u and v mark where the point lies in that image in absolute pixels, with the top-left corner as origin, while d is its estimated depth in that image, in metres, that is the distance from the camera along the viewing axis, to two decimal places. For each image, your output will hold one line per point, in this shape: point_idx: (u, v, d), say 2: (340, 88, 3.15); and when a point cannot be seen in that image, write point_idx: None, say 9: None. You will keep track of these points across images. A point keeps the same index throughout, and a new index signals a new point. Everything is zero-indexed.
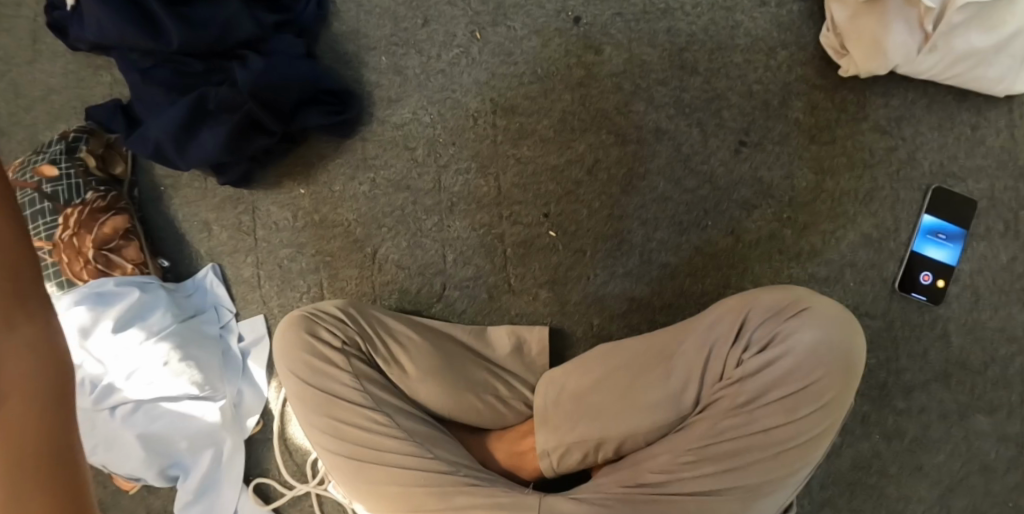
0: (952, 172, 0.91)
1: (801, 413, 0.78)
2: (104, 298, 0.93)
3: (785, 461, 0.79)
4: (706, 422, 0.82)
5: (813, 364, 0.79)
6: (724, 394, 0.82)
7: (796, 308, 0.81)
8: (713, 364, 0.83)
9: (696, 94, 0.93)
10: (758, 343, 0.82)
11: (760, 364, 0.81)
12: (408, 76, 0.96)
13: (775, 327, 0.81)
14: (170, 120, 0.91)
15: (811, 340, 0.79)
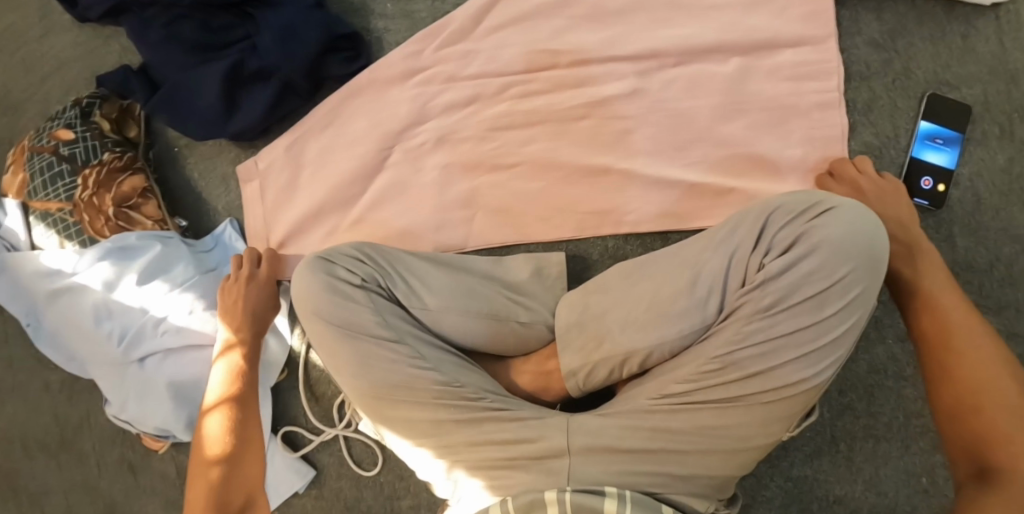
0: (946, 80, 0.95)
1: (829, 311, 0.76)
2: (128, 253, 0.95)
3: (812, 361, 0.77)
4: (730, 329, 0.79)
5: (839, 261, 0.75)
6: (747, 299, 0.78)
7: (819, 207, 0.78)
8: (735, 271, 0.80)
9: (694, 25, 0.96)
10: (782, 246, 0.78)
11: (785, 264, 0.77)
12: (417, 20, 0.99)
13: (799, 229, 0.78)
14: (212, 88, 0.95)
15: (837, 236, 0.75)
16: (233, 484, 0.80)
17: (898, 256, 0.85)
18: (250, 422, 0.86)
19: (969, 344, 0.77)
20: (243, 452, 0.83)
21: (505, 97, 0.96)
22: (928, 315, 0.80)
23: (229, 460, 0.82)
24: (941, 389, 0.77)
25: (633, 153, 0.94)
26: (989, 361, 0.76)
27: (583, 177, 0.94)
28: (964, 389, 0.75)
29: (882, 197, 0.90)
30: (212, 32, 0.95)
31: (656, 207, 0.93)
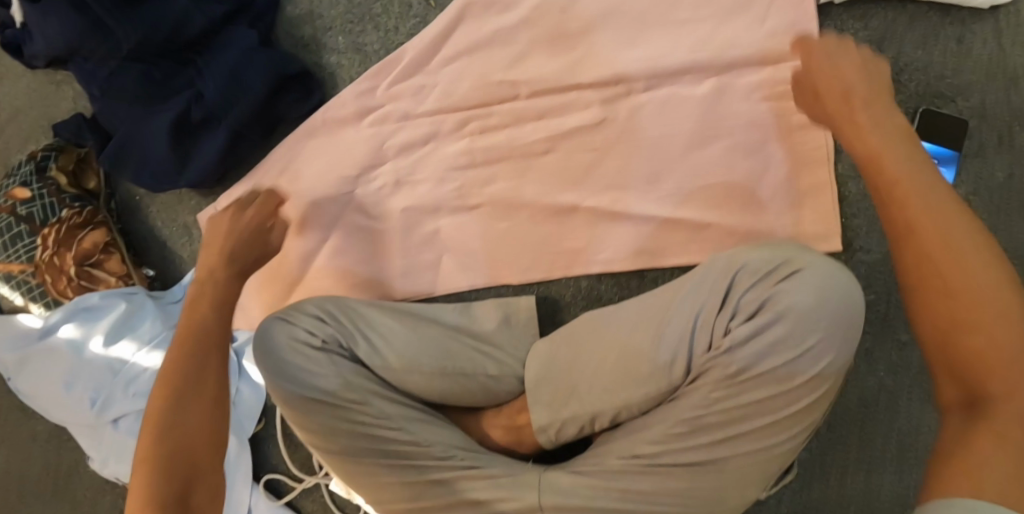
0: (940, 92, 0.87)
1: (798, 380, 0.74)
2: (92, 314, 0.94)
3: (783, 427, 0.76)
4: (698, 393, 0.78)
5: (806, 332, 0.73)
6: (714, 365, 0.77)
7: (786, 268, 0.77)
8: (700, 334, 0.79)
9: (662, 42, 0.89)
10: (748, 311, 0.76)
11: (750, 332, 0.75)
12: (368, 53, 0.94)
13: (764, 293, 0.76)
14: (162, 141, 0.91)
15: (804, 303, 0.74)
16: (190, 454, 0.69)
17: (877, 143, 0.63)
18: (208, 403, 0.71)
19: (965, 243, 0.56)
20: (207, 425, 0.70)
21: (463, 133, 0.91)
22: (913, 204, 0.59)
23: (189, 428, 0.70)
24: (928, 303, 0.56)
25: (600, 186, 0.89)
26: (989, 262, 0.55)
27: (548, 216, 0.89)
28: (956, 299, 0.55)
29: (867, 76, 0.68)
30: (156, 83, 0.90)
31: (627, 243, 0.89)
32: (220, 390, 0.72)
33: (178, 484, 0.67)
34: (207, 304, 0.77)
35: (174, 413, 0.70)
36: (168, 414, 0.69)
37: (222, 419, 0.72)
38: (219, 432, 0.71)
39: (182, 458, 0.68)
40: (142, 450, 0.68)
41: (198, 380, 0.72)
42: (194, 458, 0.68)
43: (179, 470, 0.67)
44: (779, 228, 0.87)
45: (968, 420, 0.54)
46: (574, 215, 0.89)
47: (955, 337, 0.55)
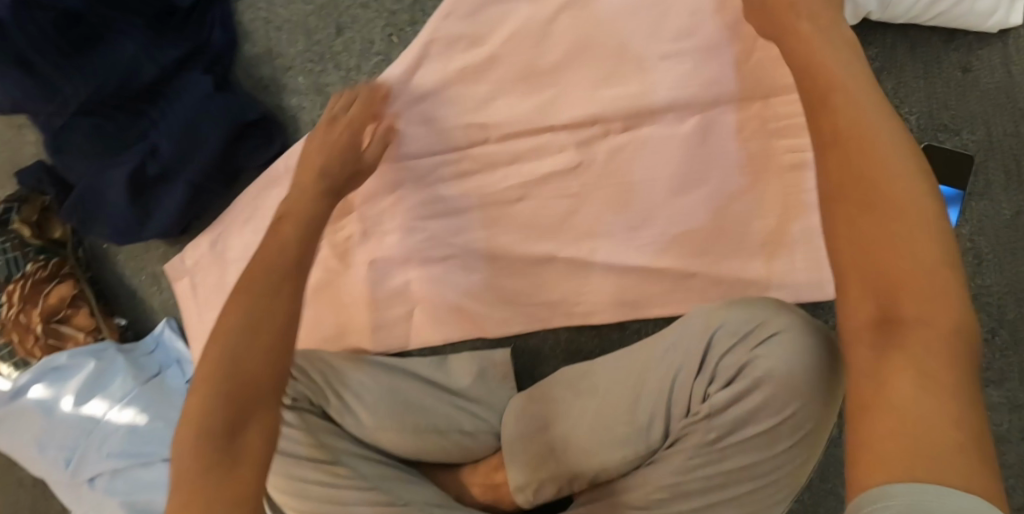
0: (944, 124, 0.81)
1: (781, 447, 0.68)
2: (61, 373, 0.92)
3: (767, 492, 0.70)
4: (676, 459, 0.73)
5: (788, 399, 0.67)
6: (691, 430, 0.72)
7: (764, 330, 0.70)
8: (678, 397, 0.74)
9: (642, 77, 0.83)
10: (726, 376, 0.70)
11: (728, 398, 0.69)
12: (330, 94, 0.89)
13: (743, 357, 0.70)
14: (120, 194, 0.88)
15: (784, 369, 0.67)
16: (247, 390, 0.60)
17: (818, 56, 0.59)
18: (270, 339, 0.62)
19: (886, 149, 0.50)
20: (268, 362, 0.61)
21: (431, 180, 0.86)
22: (835, 107, 0.54)
23: (248, 362, 0.61)
24: (841, 213, 0.50)
25: (577, 235, 0.84)
26: (909, 171, 0.50)
27: (523, 266, 0.85)
28: (870, 212, 0.49)
29: None
30: (109, 135, 0.87)
31: (605, 295, 0.84)
32: (287, 325, 0.63)
33: (232, 420, 0.58)
34: (286, 232, 0.72)
35: (233, 347, 0.61)
36: (225, 346, 0.61)
37: (288, 358, 0.62)
38: (281, 370, 0.62)
39: (234, 394, 0.59)
40: (199, 383, 0.60)
41: (261, 315, 0.63)
42: (249, 395, 0.59)
43: (232, 408, 0.59)
44: (766, 277, 0.82)
45: (878, 353, 0.46)
46: (549, 265, 0.85)
47: (867, 251, 0.48)
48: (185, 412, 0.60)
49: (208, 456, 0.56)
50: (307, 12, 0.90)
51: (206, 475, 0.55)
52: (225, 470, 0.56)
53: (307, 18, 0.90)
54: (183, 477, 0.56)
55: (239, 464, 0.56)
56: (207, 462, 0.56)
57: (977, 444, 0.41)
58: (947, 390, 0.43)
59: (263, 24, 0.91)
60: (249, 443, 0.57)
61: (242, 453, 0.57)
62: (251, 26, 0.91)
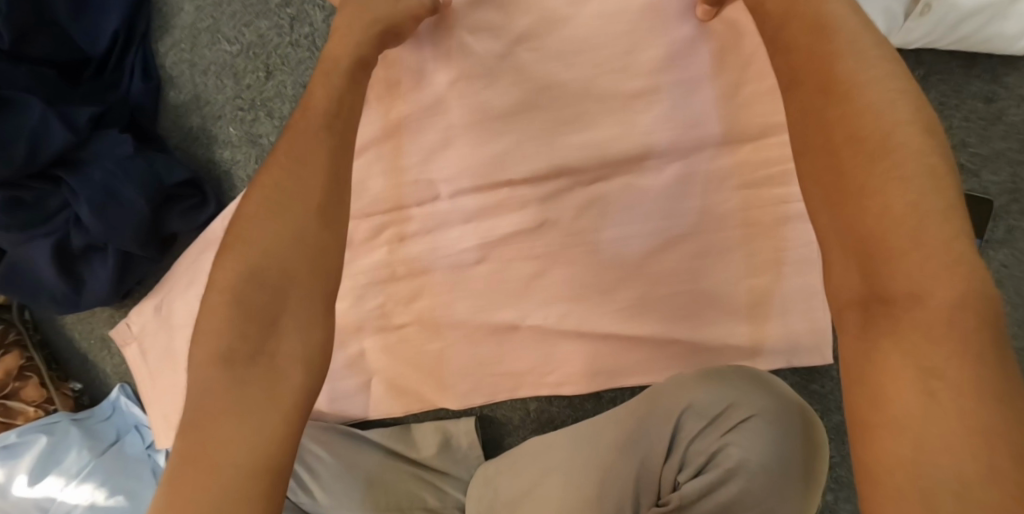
0: (960, 165, 0.70)
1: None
2: (13, 451, 0.87)
3: None
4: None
5: (764, 491, 0.61)
6: None
7: (734, 413, 0.65)
8: (646, 485, 0.67)
9: (613, 115, 0.72)
10: (696, 462, 0.65)
11: (701, 486, 0.63)
12: (264, 145, 0.80)
13: (714, 443, 0.64)
14: (47, 266, 0.82)
15: (756, 454, 0.62)
16: (278, 303, 0.52)
17: None
18: (311, 245, 0.55)
19: (858, 82, 0.47)
20: (308, 272, 0.54)
21: (380, 241, 0.78)
22: (802, 47, 0.51)
23: (281, 269, 0.53)
24: (818, 173, 0.48)
25: (543, 300, 0.76)
26: (898, 120, 0.46)
27: (486, 334, 0.78)
28: (846, 163, 0.47)
29: None
30: (27, 208, 0.79)
31: (577, 362, 0.77)
32: (323, 234, 0.55)
33: (262, 326, 0.52)
34: (312, 102, 0.59)
35: (263, 259, 0.53)
36: (248, 260, 0.53)
37: (329, 271, 0.55)
38: (321, 282, 0.54)
39: (264, 310, 0.52)
40: (216, 297, 0.53)
41: (297, 220, 0.55)
42: (279, 307, 0.52)
43: (264, 322, 0.52)
44: (753, 342, 0.73)
45: (868, 336, 0.44)
46: (513, 332, 0.77)
47: (841, 208, 0.46)
48: (198, 331, 0.52)
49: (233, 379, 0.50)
50: (233, 52, 0.80)
51: (232, 400, 0.49)
52: (264, 399, 0.49)
53: (234, 59, 0.80)
54: (205, 406, 0.49)
55: (274, 388, 0.50)
56: (235, 387, 0.50)
57: (983, 438, 0.39)
58: (944, 376, 0.41)
59: (187, 68, 0.81)
60: (288, 364, 0.51)
61: (280, 379, 0.50)
62: (175, 70, 0.82)
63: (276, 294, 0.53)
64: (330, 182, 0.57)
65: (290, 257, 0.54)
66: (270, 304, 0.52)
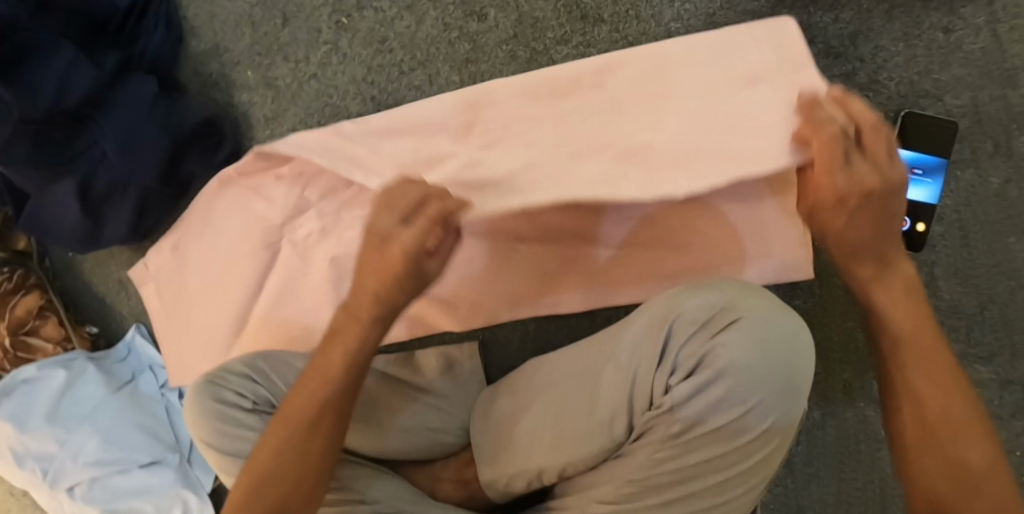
0: (926, 91, 0.76)
1: (747, 437, 0.66)
2: (34, 384, 0.92)
3: (732, 485, 0.68)
4: (643, 451, 0.70)
5: (749, 389, 0.65)
6: (656, 423, 0.68)
7: (725, 317, 0.68)
8: (639, 391, 0.70)
9: (604, 47, 0.79)
10: (687, 365, 0.68)
11: (692, 389, 0.66)
12: (280, 88, 0.86)
13: (703, 346, 0.67)
14: (72, 207, 0.87)
15: (746, 355, 0.65)
16: (280, 498, 0.65)
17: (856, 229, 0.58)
18: (310, 433, 0.66)
19: (902, 326, 0.60)
20: (305, 451, 0.66)
21: None
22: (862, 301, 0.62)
23: (289, 461, 0.66)
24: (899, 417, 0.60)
25: (544, 233, 0.81)
26: (936, 373, 0.58)
27: (486, 259, 0.82)
28: (916, 413, 0.59)
29: None
30: (53, 145, 0.83)
31: (574, 283, 0.82)
32: (328, 438, 0.66)
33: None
34: None
35: (277, 450, 0.66)
36: (270, 443, 0.66)
37: (326, 460, 0.67)
38: (317, 467, 0.66)
39: (270, 494, 0.65)
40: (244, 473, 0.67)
41: (310, 411, 0.66)
42: (283, 499, 0.66)
43: (271, 502, 0.65)
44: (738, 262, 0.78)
45: None
46: (511, 259, 0.81)
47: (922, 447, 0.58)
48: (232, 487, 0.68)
49: None
50: (251, 2, 0.86)
51: None
52: None
53: (252, 9, 0.86)
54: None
55: None
56: None
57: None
58: None
59: (209, 19, 0.87)
60: None
61: None
62: (198, 21, 0.88)
63: (280, 484, 0.65)
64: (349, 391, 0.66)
65: (298, 450, 0.66)
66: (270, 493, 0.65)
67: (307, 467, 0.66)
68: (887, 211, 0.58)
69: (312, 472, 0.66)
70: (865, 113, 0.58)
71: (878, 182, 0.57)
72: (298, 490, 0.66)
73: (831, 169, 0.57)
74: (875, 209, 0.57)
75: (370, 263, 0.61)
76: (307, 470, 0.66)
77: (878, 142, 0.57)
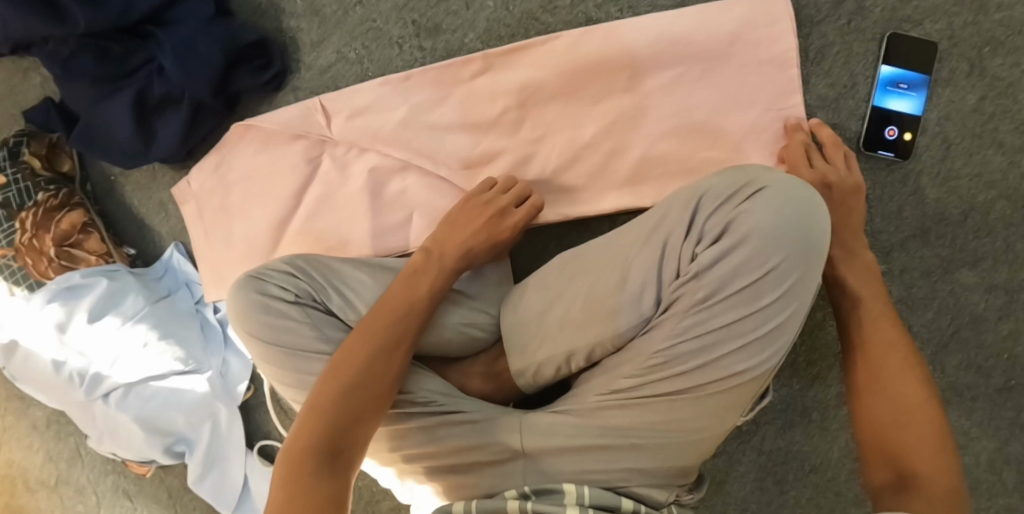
0: (907, 17, 0.86)
1: (765, 300, 0.72)
2: (76, 292, 0.96)
3: (752, 351, 0.73)
4: (669, 322, 0.75)
5: (769, 251, 0.71)
6: (682, 292, 0.74)
7: (748, 189, 0.74)
8: (667, 263, 0.76)
9: None
10: (712, 233, 0.73)
11: (716, 255, 0.72)
12: (326, 14, 0.94)
13: (728, 216, 0.73)
14: (126, 118, 0.92)
15: (767, 218, 0.71)
16: (359, 397, 0.73)
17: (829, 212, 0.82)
18: (389, 342, 0.76)
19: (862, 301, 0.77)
20: (384, 357, 0.75)
21: (427, 90, 0.90)
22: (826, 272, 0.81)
23: (368, 364, 0.74)
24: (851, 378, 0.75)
25: (570, 142, 0.89)
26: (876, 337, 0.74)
27: (516, 166, 0.89)
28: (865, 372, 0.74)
29: None
30: (113, 59, 0.91)
31: (597, 190, 0.89)
32: (402, 350, 0.76)
33: (347, 411, 0.72)
34: None
35: (357, 355, 0.75)
36: (350, 351, 0.75)
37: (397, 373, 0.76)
38: (390, 376, 0.75)
39: (351, 394, 0.72)
40: (321, 383, 0.74)
41: (389, 324, 0.77)
42: (362, 399, 0.73)
43: (350, 400, 0.72)
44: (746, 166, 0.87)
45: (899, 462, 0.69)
46: (533, 166, 0.89)
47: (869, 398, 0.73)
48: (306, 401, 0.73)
49: (320, 433, 0.70)
50: None
51: (313, 455, 0.69)
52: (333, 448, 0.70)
53: None
54: (296, 437, 0.71)
55: (345, 449, 0.70)
56: (317, 442, 0.70)
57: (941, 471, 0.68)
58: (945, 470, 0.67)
59: None
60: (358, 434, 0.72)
61: (351, 450, 0.71)
62: None
63: (359, 385, 0.73)
64: (423, 311, 0.79)
65: (378, 356, 0.75)
66: (351, 392, 0.72)
67: (382, 373, 0.75)
68: (844, 207, 0.82)
69: (385, 378, 0.75)
70: (828, 135, 0.85)
71: (835, 177, 0.82)
72: (374, 393, 0.74)
73: (798, 167, 0.83)
74: (835, 197, 0.82)
75: (488, 223, 0.83)
76: (382, 375, 0.75)
77: (834, 152, 0.84)
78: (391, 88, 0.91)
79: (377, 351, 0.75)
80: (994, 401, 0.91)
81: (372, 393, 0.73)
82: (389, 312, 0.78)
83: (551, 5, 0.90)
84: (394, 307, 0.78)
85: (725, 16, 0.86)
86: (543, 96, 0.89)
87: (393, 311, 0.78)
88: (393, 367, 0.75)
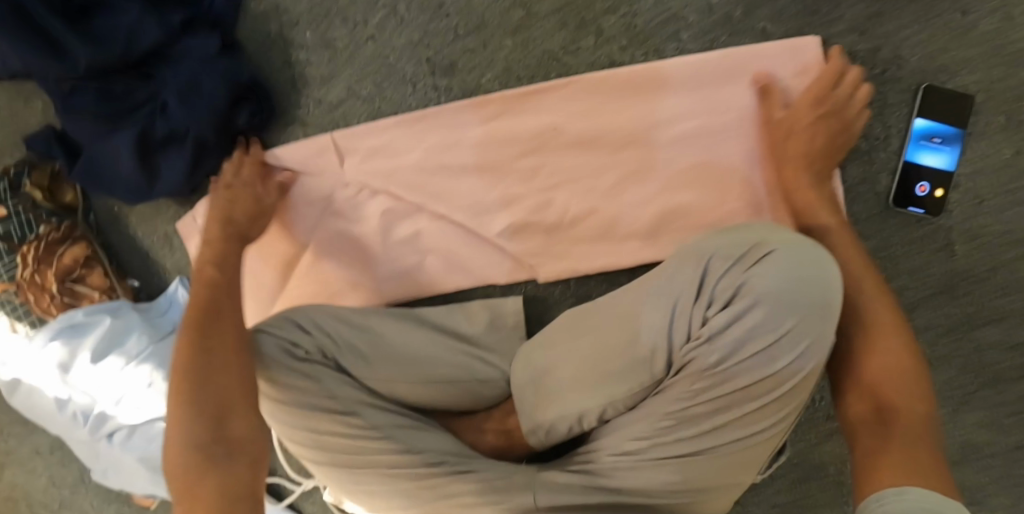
0: (943, 67, 0.83)
1: (781, 363, 0.67)
2: (79, 330, 0.93)
3: (766, 412, 0.70)
4: (680, 385, 0.72)
5: (781, 317, 0.66)
6: (693, 357, 0.70)
7: (759, 250, 0.69)
8: (677, 325, 0.72)
9: (648, 18, 0.85)
10: (723, 297, 0.69)
11: (728, 321, 0.68)
12: (337, 49, 0.90)
13: (737, 279, 0.69)
14: (127, 156, 0.88)
15: (778, 283, 0.67)
16: (224, 393, 0.69)
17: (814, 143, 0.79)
18: (219, 331, 0.73)
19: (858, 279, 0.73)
20: (225, 346, 0.72)
21: (440, 131, 0.87)
22: None
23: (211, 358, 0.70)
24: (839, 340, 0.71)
25: (587, 188, 0.86)
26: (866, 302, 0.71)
27: (530, 213, 0.86)
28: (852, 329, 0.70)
29: None
30: (114, 99, 0.87)
31: (616, 239, 0.87)
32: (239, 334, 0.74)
33: (218, 405, 0.69)
34: None
35: (196, 355, 0.70)
36: (196, 354, 0.71)
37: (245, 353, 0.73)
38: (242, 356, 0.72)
39: (216, 392, 0.69)
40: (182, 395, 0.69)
41: (217, 320, 0.74)
42: (228, 391, 0.69)
43: (212, 397, 0.69)
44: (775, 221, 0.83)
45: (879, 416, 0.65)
46: (551, 212, 0.86)
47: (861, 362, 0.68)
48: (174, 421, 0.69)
49: (199, 434, 0.67)
50: None
51: (209, 456, 0.66)
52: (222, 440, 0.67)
53: None
54: (189, 444, 0.67)
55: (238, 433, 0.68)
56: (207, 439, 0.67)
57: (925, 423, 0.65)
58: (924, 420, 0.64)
59: None
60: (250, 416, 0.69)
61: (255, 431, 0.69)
62: None
63: (215, 377, 0.70)
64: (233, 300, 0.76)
65: (217, 345, 0.71)
66: (216, 388, 0.69)
67: (235, 356, 0.71)
68: (838, 129, 0.80)
69: (238, 362, 0.71)
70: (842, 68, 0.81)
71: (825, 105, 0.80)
72: (242, 376, 0.71)
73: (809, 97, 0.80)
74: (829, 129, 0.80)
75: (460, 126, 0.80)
76: (236, 361, 0.71)
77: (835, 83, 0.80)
78: (404, 129, 0.87)
79: (218, 343, 0.72)
80: (1012, 458, 0.87)
81: (234, 374, 0.70)
82: (206, 308, 0.75)
83: (573, 45, 0.87)
84: (206, 305, 0.75)
85: (751, 62, 0.83)
86: (561, 140, 0.85)
87: (200, 310, 0.74)
88: (227, 347, 0.72)
